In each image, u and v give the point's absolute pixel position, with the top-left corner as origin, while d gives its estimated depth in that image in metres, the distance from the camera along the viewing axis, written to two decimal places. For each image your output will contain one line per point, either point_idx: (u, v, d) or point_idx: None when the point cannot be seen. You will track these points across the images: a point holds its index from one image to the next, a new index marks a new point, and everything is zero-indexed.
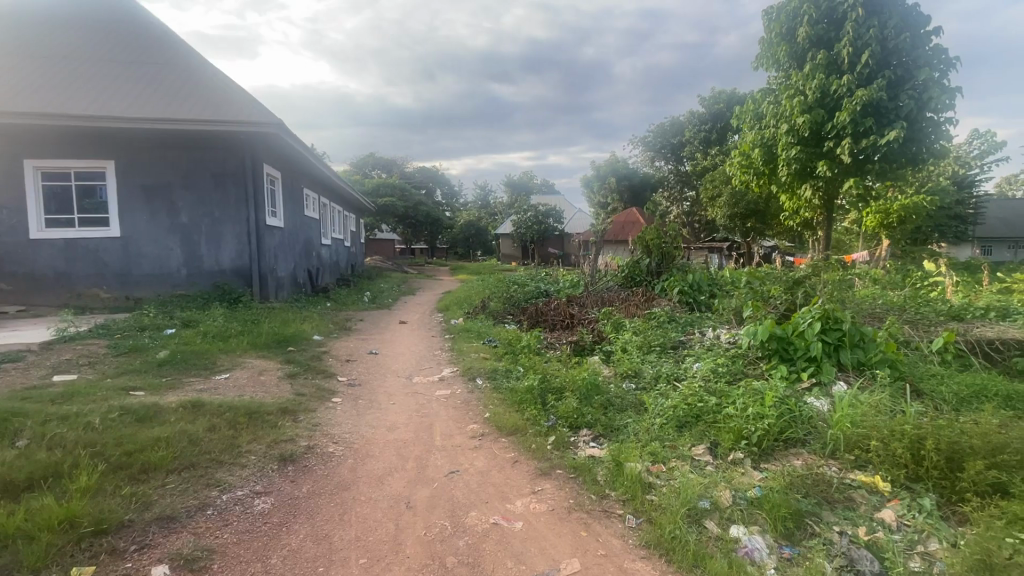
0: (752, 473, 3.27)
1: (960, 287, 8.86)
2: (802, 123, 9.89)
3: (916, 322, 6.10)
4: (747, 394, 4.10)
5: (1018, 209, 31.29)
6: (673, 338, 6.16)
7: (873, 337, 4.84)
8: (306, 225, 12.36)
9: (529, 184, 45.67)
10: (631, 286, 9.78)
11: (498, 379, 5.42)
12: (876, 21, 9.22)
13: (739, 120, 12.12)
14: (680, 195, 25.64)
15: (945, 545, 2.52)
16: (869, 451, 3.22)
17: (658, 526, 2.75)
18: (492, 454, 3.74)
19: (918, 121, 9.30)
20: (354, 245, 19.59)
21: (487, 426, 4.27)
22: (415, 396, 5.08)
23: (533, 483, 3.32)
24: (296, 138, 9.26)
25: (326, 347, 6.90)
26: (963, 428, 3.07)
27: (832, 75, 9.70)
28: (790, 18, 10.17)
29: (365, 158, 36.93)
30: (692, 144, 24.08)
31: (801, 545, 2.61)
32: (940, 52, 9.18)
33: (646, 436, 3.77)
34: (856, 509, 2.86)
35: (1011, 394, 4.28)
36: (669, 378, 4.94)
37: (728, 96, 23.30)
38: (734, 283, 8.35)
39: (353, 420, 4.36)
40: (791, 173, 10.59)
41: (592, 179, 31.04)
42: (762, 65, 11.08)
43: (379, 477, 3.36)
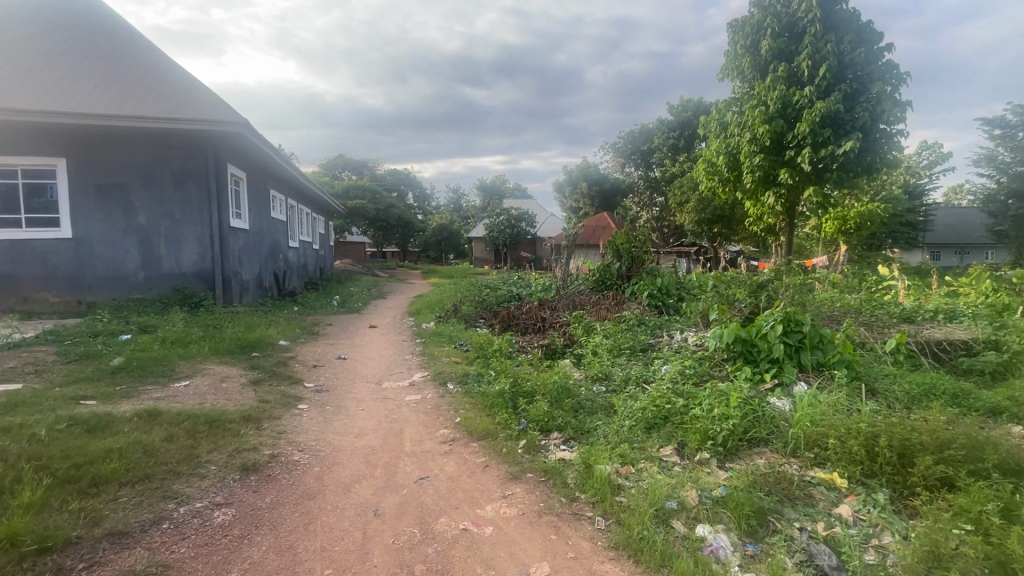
0: (717, 473, 3.34)
1: (911, 291, 9.33)
2: (764, 132, 10.25)
3: (871, 324, 6.38)
4: (713, 395, 4.20)
5: (962, 217, 33.23)
6: (642, 341, 6.26)
7: (831, 339, 5.02)
8: (272, 227, 12.03)
9: (502, 188, 45.81)
10: (602, 290, 9.92)
11: (469, 383, 5.39)
12: (833, 36, 9.64)
13: (705, 128, 12.45)
14: (649, 200, 26.18)
15: (897, 537, 2.63)
16: (827, 449, 3.34)
17: (627, 527, 2.78)
18: (462, 459, 3.71)
19: (872, 133, 9.75)
20: (323, 248, 19.21)
21: (458, 430, 4.24)
22: (384, 402, 5.00)
23: (504, 487, 3.31)
24: (262, 138, 9.01)
25: (293, 352, 6.74)
26: (914, 425, 3.21)
27: (792, 87, 10.08)
28: (753, 31, 10.53)
29: (335, 159, 36.24)
30: (661, 151, 24.60)
31: (764, 542, 2.68)
32: (891, 68, 9.65)
33: (615, 438, 3.81)
34: (815, 505, 2.96)
35: (958, 392, 4.52)
36: (639, 380, 5.01)
37: (695, 105, 23.90)
38: (701, 287, 8.55)
39: (319, 427, 4.25)
40: (755, 180, 10.92)
41: (564, 184, 31.38)
42: (727, 75, 11.41)
43: (347, 485, 3.29)
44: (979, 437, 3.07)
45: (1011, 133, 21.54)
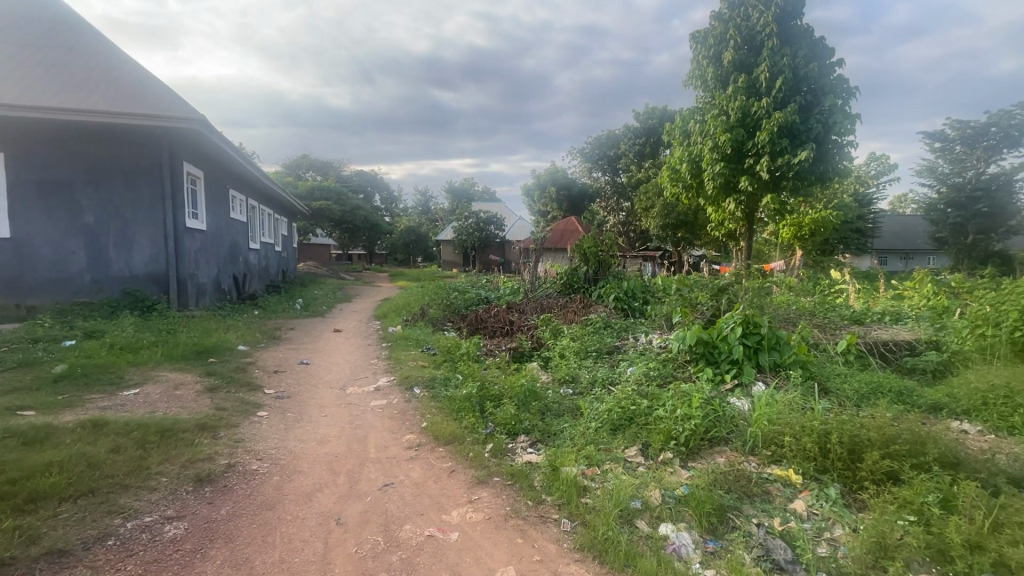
0: (680, 472, 3.41)
1: (860, 294, 9.81)
2: (725, 141, 10.60)
3: (824, 326, 6.67)
4: (676, 396, 4.30)
5: (907, 224, 35.19)
6: (608, 343, 6.35)
7: (787, 340, 5.22)
8: (231, 229, 11.61)
9: (470, 190, 45.64)
10: (569, 293, 10.02)
11: (436, 388, 5.33)
12: (789, 50, 10.07)
13: (670, 135, 12.76)
14: (616, 205, 26.60)
15: (847, 530, 2.74)
16: (783, 446, 3.46)
17: (592, 528, 2.80)
18: (428, 465, 3.66)
19: (825, 143, 10.22)
20: (286, 250, 18.71)
21: (424, 435, 4.19)
22: (349, 408, 4.89)
23: (470, 492, 3.28)
24: (221, 135, 8.67)
25: (252, 357, 6.50)
26: (863, 422, 3.36)
27: (751, 98, 10.45)
28: (715, 43, 10.89)
29: (298, 159, 35.26)
30: (627, 157, 25.09)
31: (724, 538, 2.75)
32: (842, 82, 10.13)
33: (582, 440, 3.84)
34: (772, 501, 3.06)
35: (903, 390, 4.77)
36: (605, 382, 5.08)
37: (660, 113, 24.50)
38: (665, 291, 8.74)
39: (280, 434, 4.11)
40: (716, 187, 11.26)
41: (533, 188, 31.56)
42: (690, 84, 11.73)
43: (308, 494, 3.19)
44: (921, 433, 3.24)
45: (948, 146, 22.96)
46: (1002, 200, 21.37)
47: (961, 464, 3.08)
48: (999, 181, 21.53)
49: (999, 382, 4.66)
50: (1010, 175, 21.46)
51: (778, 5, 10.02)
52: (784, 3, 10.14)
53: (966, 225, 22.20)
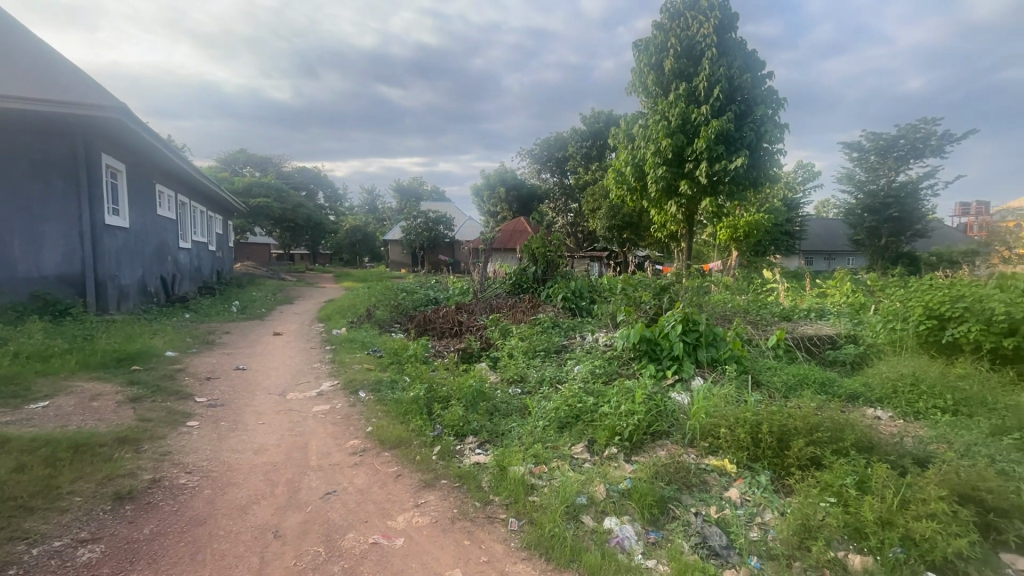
0: (624, 466, 3.51)
1: (789, 292, 10.49)
2: (667, 146, 11.03)
3: (757, 323, 7.08)
4: (620, 392, 4.43)
5: (829, 227, 38.00)
6: (556, 342, 6.44)
7: (723, 337, 5.50)
8: (158, 226, 10.83)
9: (419, 189, 44.97)
10: (518, 294, 10.09)
11: (382, 391, 5.21)
12: (725, 61, 10.59)
13: (615, 138, 13.10)
14: (564, 206, 27.06)
15: (776, 514, 2.91)
16: (719, 437, 3.63)
17: (539, 526, 2.83)
18: (373, 470, 3.57)
19: (757, 151, 10.84)
20: (221, 249, 17.72)
21: (369, 440, 4.08)
22: (289, 414, 4.68)
23: (416, 496, 3.23)
24: (145, 126, 8.04)
25: (181, 364, 6.09)
26: (790, 412, 3.58)
27: (690, 105, 10.92)
28: (657, 50, 11.30)
29: (234, 153, 33.35)
30: (575, 159, 25.58)
31: (664, 529, 2.86)
32: (772, 93, 10.77)
33: (529, 439, 3.87)
34: (710, 490, 3.20)
35: (825, 380, 5.14)
36: (553, 381, 5.15)
37: (606, 117, 25.14)
38: (611, 290, 8.96)
39: (212, 445, 3.87)
40: (659, 190, 11.68)
41: (482, 188, 31.54)
42: (634, 90, 12.09)
43: (243, 506, 3.03)
44: (840, 420, 3.49)
45: (864, 156, 24.79)
46: (910, 206, 23.52)
47: (874, 447, 3.35)
48: (907, 189, 23.63)
49: (906, 372, 5.13)
50: (916, 183, 23.57)
51: (715, 17, 10.52)
52: (720, 15, 10.67)
53: (880, 229, 24.26)
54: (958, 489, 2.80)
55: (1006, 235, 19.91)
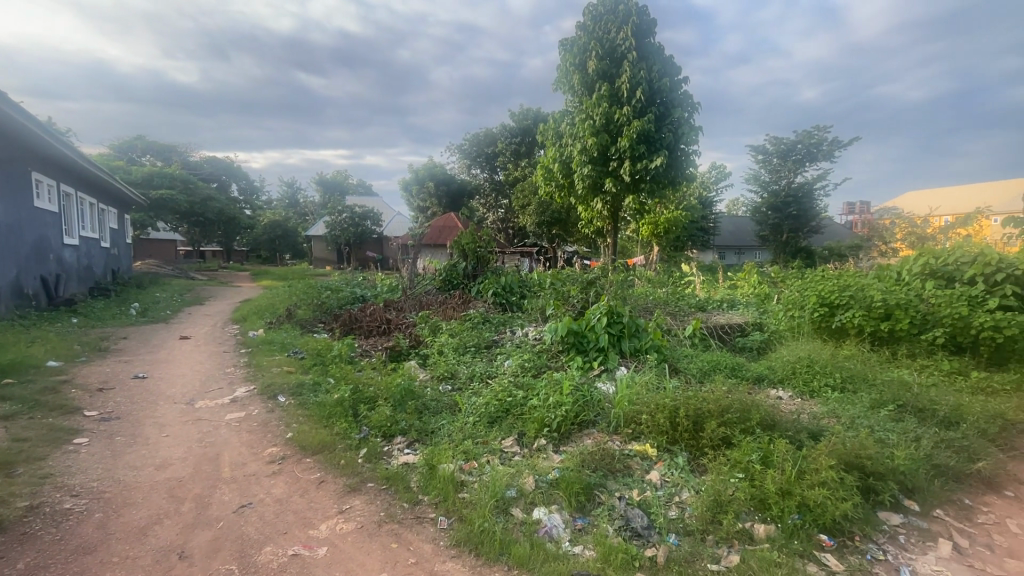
0: (552, 456, 3.59)
1: (704, 285, 11.24)
2: (592, 144, 11.36)
3: (675, 313, 7.52)
4: (549, 385, 4.51)
5: (739, 224, 41.06)
6: (486, 338, 6.44)
7: (645, 328, 5.77)
8: (36, 220, 9.55)
9: (343, 182, 43.13)
10: (448, 290, 10.00)
11: (304, 394, 4.94)
12: (645, 65, 11.08)
13: (543, 135, 13.29)
14: (495, 202, 27.16)
15: (691, 492, 3.08)
16: (641, 423, 3.80)
17: (468, 522, 2.81)
18: (293, 478, 3.38)
19: (675, 151, 11.46)
20: (116, 246, 15.97)
21: (288, 446, 3.86)
22: (198, 424, 4.31)
23: (341, 502, 3.10)
24: (16, 106, 7.05)
25: (66, 374, 5.41)
26: (704, 396, 3.83)
27: (613, 105, 11.30)
28: (581, 51, 11.61)
29: (131, 140, 30.17)
30: (504, 155, 25.72)
31: (591, 514, 2.95)
32: (688, 97, 11.42)
33: (460, 435, 3.84)
34: (632, 474, 3.35)
35: (735, 365, 5.56)
36: (483, 376, 5.16)
37: (534, 114, 25.45)
38: (540, 284, 9.11)
39: (105, 463, 3.48)
40: (585, 187, 12.04)
41: (411, 182, 30.88)
42: (559, 89, 12.33)
43: (142, 528, 2.75)
44: (747, 401, 3.78)
45: (769, 158, 26.92)
46: (806, 205, 25.99)
47: (776, 424, 3.66)
48: (804, 190, 26.06)
49: (803, 355, 5.65)
50: (811, 184, 26.01)
51: (634, 21, 10.98)
52: (639, 20, 11.16)
53: (782, 225, 26.59)
54: (845, 458, 3.12)
55: (883, 232, 22.55)
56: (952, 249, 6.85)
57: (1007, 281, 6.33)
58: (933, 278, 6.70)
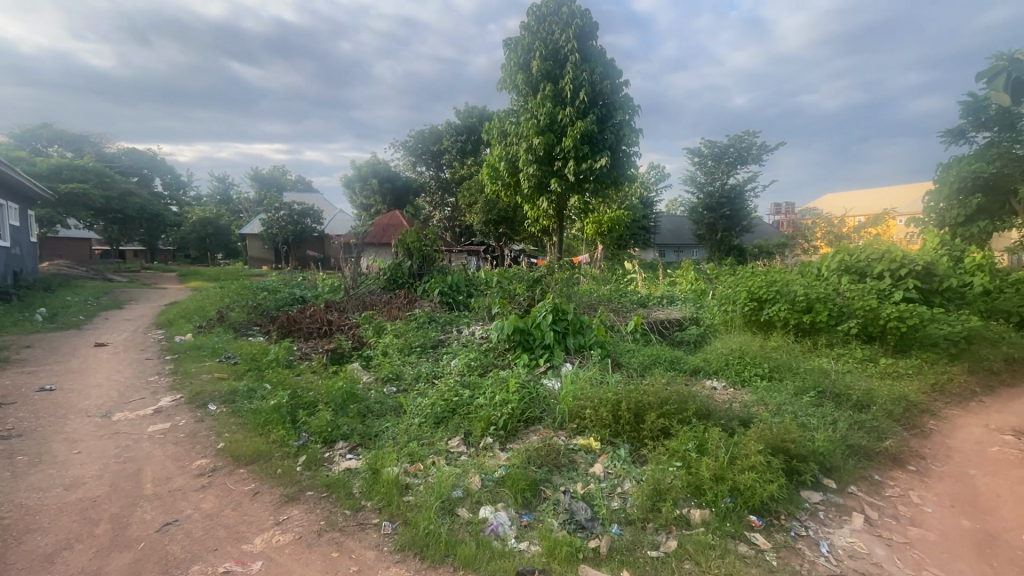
0: (499, 454, 3.59)
1: (646, 282, 11.64)
2: (537, 143, 11.48)
3: (618, 310, 7.75)
4: (495, 383, 4.51)
5: (677, 223, 42.89)
6: (432, 338, 6.36)
7: (589, 324, 5.91)
8: None
9: (280, 178, 41.19)
10: (393, 289, 9.79)
11: (237, 401, 4.67)
12: (587, 66, 11.30)
13: (488, 133, 13.26)
14: (441, 201, 26.87)
15: (633, 483, 3.18)
16: (585, 418, 3.87)
17: (413, 526, 2.77)
18: (225, 491, 3.19)
19: (618, 152, 11.78)
20: (19, 246, 14.44)
21: (219, 458, 3.64)
22: (115, 438, 3.97)
23: (278, 513, 2.95)
24: None
25: None
26: (645, 389, 3.96)
27: (557, 106, 11.46)
28: (525, 51, 11.69)
29: (35, 128, 27.39)
30: (450, 153, 25.45)
31: (536, 510, 2.97)
32: (629, 100, 11.76)
33: (404, 438, 3.77)
34: (577, 468, 3.40)
35: (673, 358, 5.79)
36: (429, 377, 5.09)
37: (479, 112, 25.35)
38: (487, 283, 9.09)
39: (3, 487, 3.14)
40: (531, 186, 12.14)
41: (353, 179, 29.98)
42: (504, 87, 12.37)
43: (48, 555, 2.50)
44: (685, 392, 3.95)
45: (704, 160, 28.25)
46: (737, 206, 27.53)
47: (711, 414, 3.84)
48: (736, 192, 27.60)
49: (735, 347, 5.98)
50: (742, 186, 27.56)
51: (576, 24, 11.19)
52: (581, 23, 11.38)
53: (716, 224, 28.04)
54: (772, 442, 3.33)
55: (806, 231, 24.29)
56: (864, 246, 7.48)
57: (910, 275, 7.00)
58: (848, 273, 7.27)
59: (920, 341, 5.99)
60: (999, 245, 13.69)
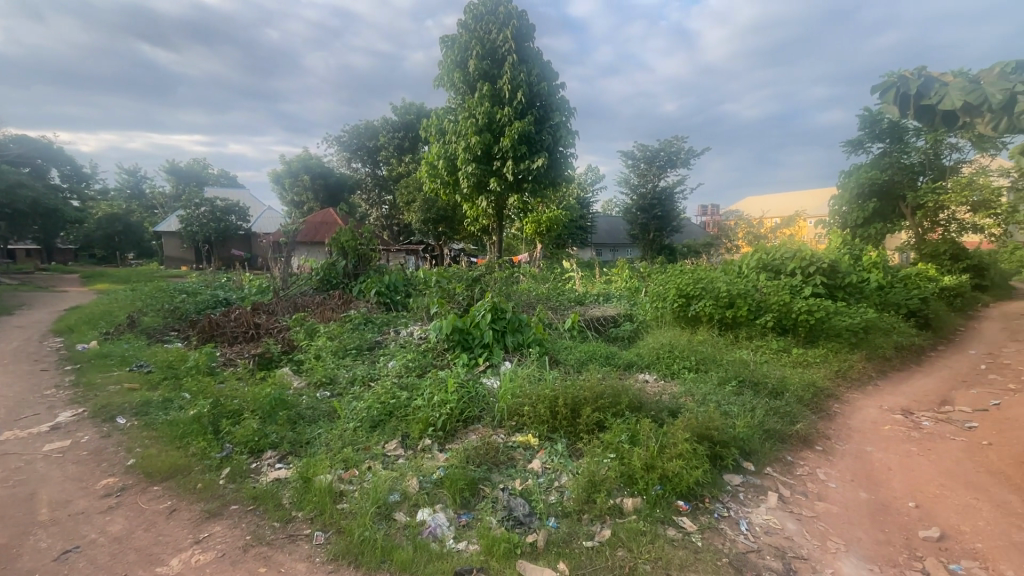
0: (437, 455, 3.55)
1: (583, 280, 11.95)
2: (475, 142, 11.45)
3: (556, 308, 7.90)
4: (433, 384, 4.46)
5: (612, 223, 44.38)
6: (369, 339, 6.19)
7: (528, 323, 5.98)
8: None
9: (200, 172, 38.38)
10: (327, 290, 9.42)
11: (151, 413, 4.31)
12: (525, 68, 11.40)
13: (425, 130, 13.06)
14: (378, 199, 26.17)
15: (569, 476, 3.25)
16: (523, 415, 3.93)
17: (347, 533, 2.68)
18: (136, 511, 2.94)
19: (555, 153, 12.00)
20: None
21: (130, 475, 3.34)
22: (2, 460, 3.54)
23: (198, 530, 2.76)
24: None
25: None
26: (582, 385, 4.07)
27: (495, 105, 11.49)
28: (462, 49, 11.63)
29: None
30: (386, 150, 24.78)
31: (475, 509, 2.97)
32: (565, 102, 12.01)
33: (338, 443, 3.64)
34: (515, 465, 3.44)
35: (609, 354, 6.00)
36: (365, 380, 4.94)
37: (417, 109, 24.88)
38: (425, 283, 8.97)
39: None
40: (470, 185, 12.09)
41: (283, 175, 28.52)
42: (441, 85, 12.23)
43: None
44: (619, 386, 4.10)
45: (636, 163, 29.37)
46: (668, 207, 28.91)
47: (642, 406, 4.01)
48: (666, 194, 28.94)
49: (665, 342, 6.27)
50: (672, 188, 28.95)
51: (513, 25, 11.28)
52: (518, 24, 11.48)
53: (649, 225, 29.28)
54: (697, 430, 3.53)
55: (729, 232, 25.96)
56: (778, 246, 8.11)
57: (817, 272, 7.67)
58: (765, 270, 7.85)
59: (826, 332, 6.59)
60: (891, 245, 15.27)
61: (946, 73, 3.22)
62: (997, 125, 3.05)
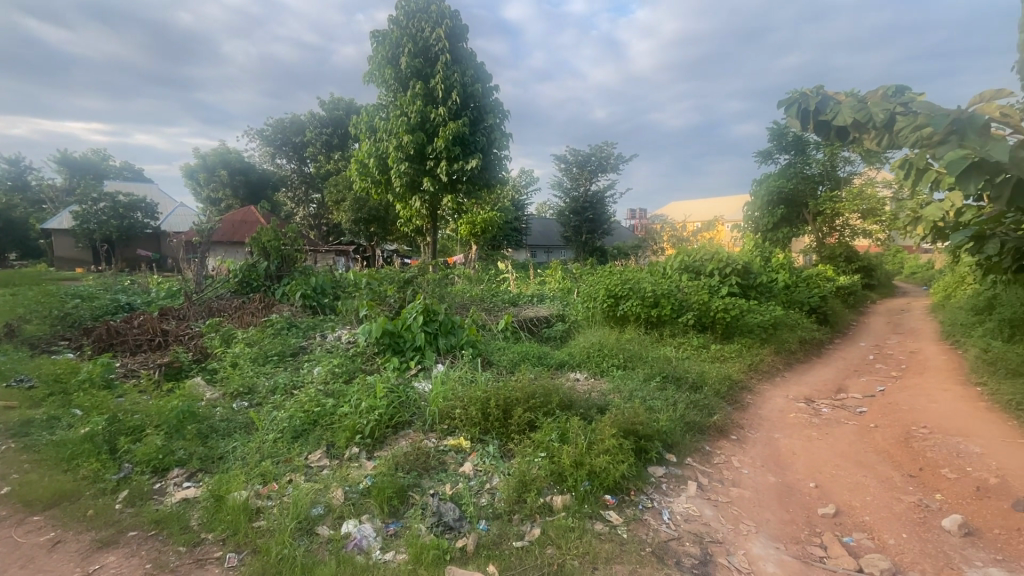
0: (364, 464, 3.43)
1: (518, 281, 12.06)
2: (407, 141, 11.22)
3: (490, 309, 7.90)
4: (362, 389, 4.30)
5: (546, 225, 45.16)
6: (292, 344, 5.87)
7: (460, 324, 5.92)
8: None
9: (98, 163, 34.69)
10: (246, 293, 8.82)
11: (32, 434, 3.81)
12: (458, 68, 11.33)
13: (355, 126, 12.60)
14: (304, 197, 24.95)
15: (501, 476, 3.25)
16: (455, 418, 3.89)
17: (263, 553, 2.52)
18: (11, 546, 2.59)
19: (489, 155, 12.02)
20: None
21: (4, 506, 2.93)
22: None
23: (88, 562, 2.48)
24: None
25: None
26: (514, 386, 4.08)
27: (428, 104, 11.31)
28: (393, 46, 11.37)
29: None
30: (314, 146, 23.69)
31: (404, 517, 2.89)
32: (499, 104, 12.06)
33: (256, 456, 3.41)
34: (446, 469, 3.39)
35: (541, 354, 6.08)
36: (287, 388, 4.67)
37: (346, 105, 23.99)
38: (355, 285, 8.66)
39: None
40: (403, 184, 11.82)
41: (197, 169, 26.44)
42: (371, 81, 11.88)
43: None
44: (550, 386, 4.15)
45: (568, 167, 30.06)
46: (598, 210, 29.86)
47: (573, 404, 4.09)
48: (597, 197, 29.87)
49: (595, 340, 6.45)
50: (602, 192, 29.96)
51: (446, 24, 11.17)
52: (450, 24, 11.38)
53: (581, 227, 30.09)
54: (623, 425, 3.66)
55: (655, 235, 27.27)
56: (698, 248, 8.60)
57: (733, 273, 8.23)
58: (687, 271, 8.31)
59: (740, 329, 7.08)
60: (797, 247, 16.71)
61: (839, 93, 3.57)
62: (879, 141, 3.41)
